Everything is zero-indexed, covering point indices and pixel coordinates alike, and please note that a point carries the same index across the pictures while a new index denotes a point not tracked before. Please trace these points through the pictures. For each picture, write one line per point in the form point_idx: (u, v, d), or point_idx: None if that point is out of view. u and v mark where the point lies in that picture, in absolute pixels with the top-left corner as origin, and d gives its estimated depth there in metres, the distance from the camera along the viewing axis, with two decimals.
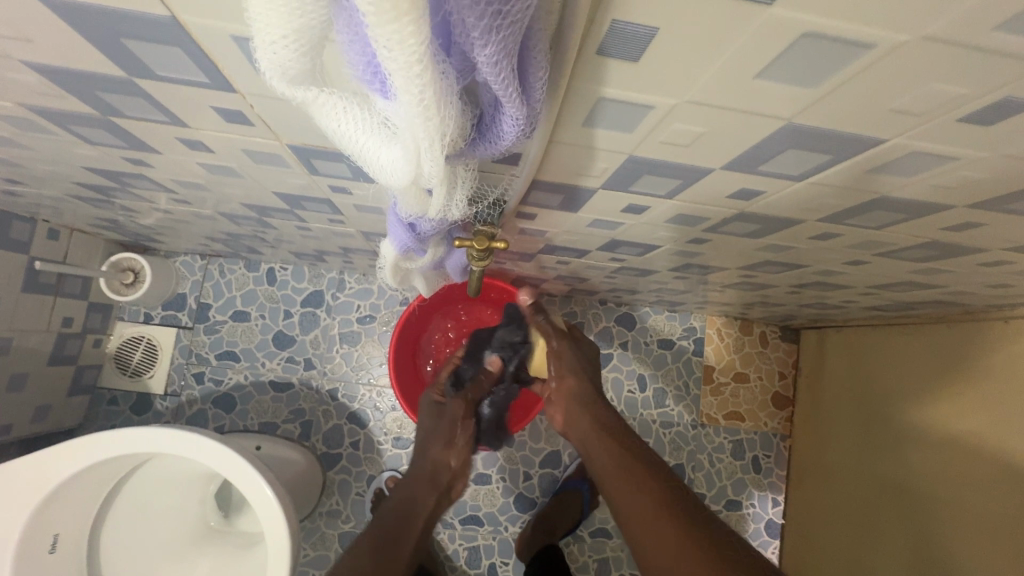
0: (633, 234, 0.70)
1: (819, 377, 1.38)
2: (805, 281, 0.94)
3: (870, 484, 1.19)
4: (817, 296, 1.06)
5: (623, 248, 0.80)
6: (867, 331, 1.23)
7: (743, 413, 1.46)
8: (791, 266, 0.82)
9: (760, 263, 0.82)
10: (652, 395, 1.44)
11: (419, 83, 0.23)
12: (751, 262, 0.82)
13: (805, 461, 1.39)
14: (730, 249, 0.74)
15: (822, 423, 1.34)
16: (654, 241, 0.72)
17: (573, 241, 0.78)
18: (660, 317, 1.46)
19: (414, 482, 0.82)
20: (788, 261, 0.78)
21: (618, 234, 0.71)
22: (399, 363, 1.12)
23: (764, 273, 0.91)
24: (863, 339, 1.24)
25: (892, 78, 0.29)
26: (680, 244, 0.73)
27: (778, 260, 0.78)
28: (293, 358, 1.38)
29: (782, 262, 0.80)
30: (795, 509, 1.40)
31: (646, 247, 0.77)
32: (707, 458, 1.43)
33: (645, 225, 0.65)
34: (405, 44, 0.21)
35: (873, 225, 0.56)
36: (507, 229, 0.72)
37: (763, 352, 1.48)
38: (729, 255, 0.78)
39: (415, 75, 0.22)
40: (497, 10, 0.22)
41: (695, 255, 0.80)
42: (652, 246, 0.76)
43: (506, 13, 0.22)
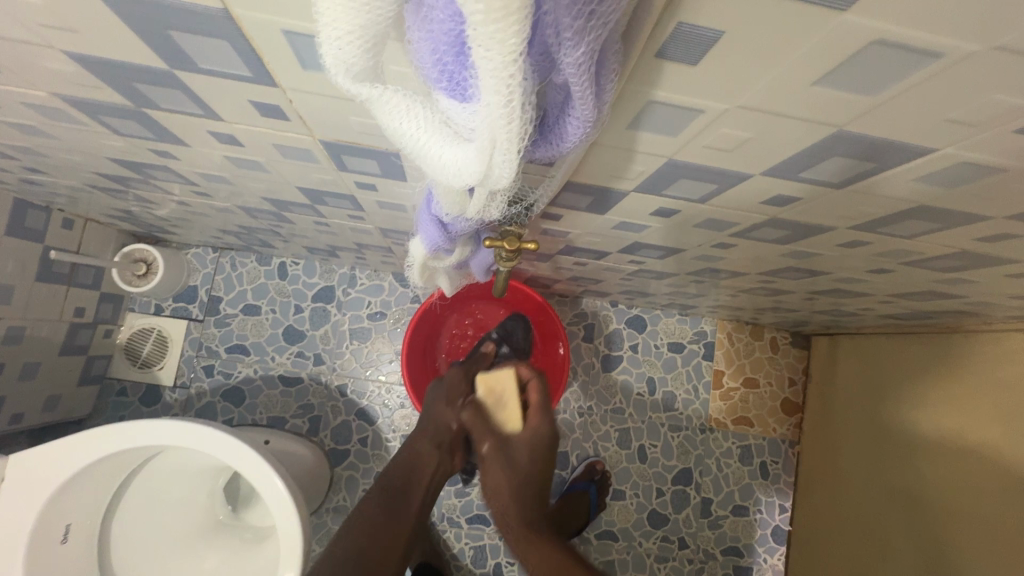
0: (657, 238, 0.70)
1: (830, 385, 1.37)
2: (822, 289, 0.93)
3: (878, 491, 1.18)
4: (832, 303, 1.06)
5: (645, 252, 0.79)
6: (881, 340, 1.23)
7: (751, 418, 1.45)
8: (812, 274, 0.82)
9: (783, 270, 0.82)
10: (661, 398, 1.44)
11: (506, 84, 0.22)
12: (772, 269, 0.82)
13: (812, 467, 1.38)
14: (752, 256, 0.74)
15: (831, 431, 1.34)
16: (678, 245, 0.72)
17: (594, 243, 0.78)
18: (671, 320, 1.46)
19: (415, 437, 0.87)
20: (811, 269, 0.78)
21: (642, 238, 0.71)
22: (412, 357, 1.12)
23: (783, 279, 0.91)
24: (873, 347, 1.24)
25: (954, 87, 0.29)
26: (704, 249, 0.73)
27: (801, 267, 0.78)
28: (303, 353, 1.38)
29: (804, 270, 0.79)
30: (802, 516, 1.39)
31: (668, 251, 0.77)
32: (715, 463, 1.43)
33: (670, 230, 0.65)
34: (501, 45, 0.20)
35: (904, 234, 0.55)
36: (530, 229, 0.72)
37: (773, 358, 1.48)
38: (751, 262, 0.78)
39: (504, 75, 0.22)
40: (590, 11, 0.21)
41: (717, 260, 0.79)
42: (677, 249, 0.75)
43: (598, 14, 0.21)
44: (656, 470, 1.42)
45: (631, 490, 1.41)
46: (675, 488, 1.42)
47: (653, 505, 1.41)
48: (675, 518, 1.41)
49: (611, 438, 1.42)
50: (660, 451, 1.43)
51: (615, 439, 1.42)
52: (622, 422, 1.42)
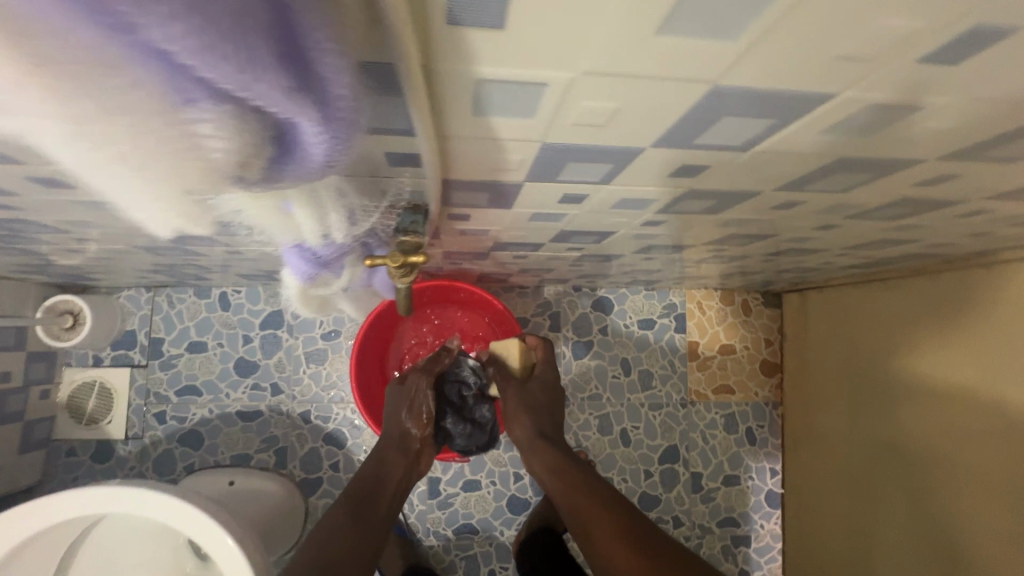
0: (582, 225, 0.64)
1: (805, 342, 1.33)
2: (777, 250, 0.88)
3: (862, 445, 1.16)
4: (792, 261, 1.01)
5: (578, 238, 0.73)
6: (850, 291, 1.18)
7: (732, 385, 1.41)
8: (759, 237, 0.76)
9: (729, 237, 0.76)
10: (638, 378, 1.39)
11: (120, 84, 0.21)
12: (717, 237, 0.76)
13: (797, 427, 1.35)
14: (690, 229, 0.68)
15: (810, 389, 1.31)
16: (606, 228, 0.66)
17: (521, 236, 0.72)
18: (638, 297, 1.40)
19: None
20: (757, 233, 0.72)
21: (566, 226, 0.65)
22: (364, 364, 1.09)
23: (735, 245, 0.85)
24: (844, 298, 1.20)
25: (827, 17, 0.23)
26: (636, 228, 0.67)
27: (745, 233, 0.72)
28: (259, 384, 1.31)
29: (750, 234, 0.73)
30: (792, 477, 1.36)
31: (601, 234, 0.70)
32: (700, 436, 1.39)
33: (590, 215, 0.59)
34: (70, 46, 0.19)
35: (837, 188, 0.50)
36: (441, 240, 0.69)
37: (747, 321, 1.43)
38: (691, 234, 0.72)
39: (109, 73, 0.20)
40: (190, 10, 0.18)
41: (657, 237, 0.73)
42: (608, 232, 0.69)
43: (206, 15, 0.19)
44: (641, 452, 1.38)
45: (618, 475, 1.37)
46: (663, 468, 1.38)
47: (643, 488, 1.37)
48: (666, 498, 1.37)
49: (591, 426, 1.37)
50: (643, 432, 1.38)
51: (596, 426, 1.37)
52: (600, 408, 1.38)
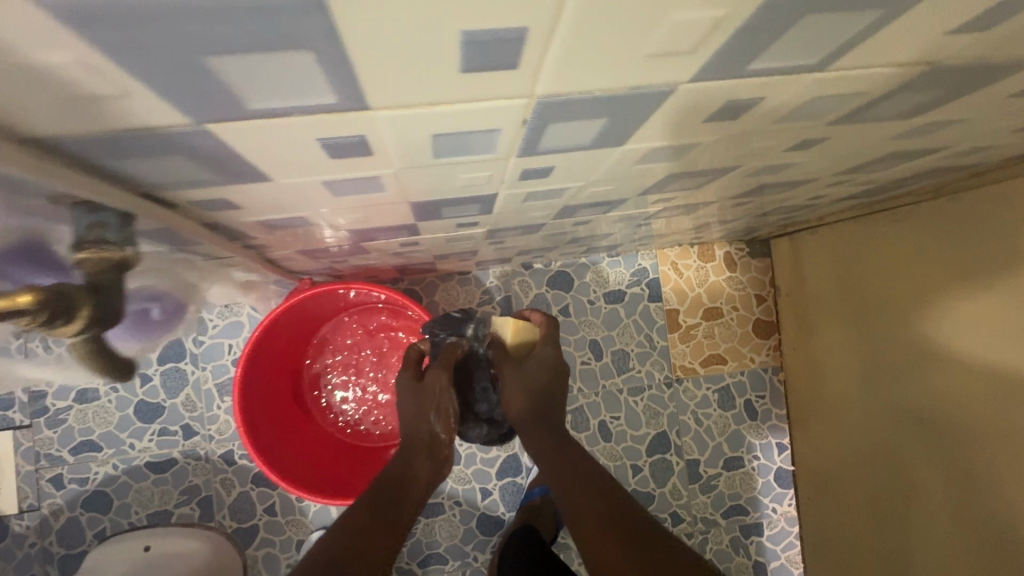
0: (428, 193, 0.42)
1: (805, 294, 1.11)
2: (747, 192, 0.66)
3: (884, 413, 0.95)
4: (773, 200, 0.79)
5: (453, 212, 0.51)
6: (855, 227, 0.95)
7: (723, 354, 1.20)
8: (714, 178, 0.54)
9: (671, 185, 0.54)
10: (612, 360, 1.18)
11: None
12: (655, 187, 0.54)
13: (803, 396, 1.15)
14: (603, 179, 0.46)
15: (817, 350, 1.09)
16: (473, 192, 0.44)
17: (367, 220, 0.50)
18: (601, 266, 1.19)
19: None
20: (704, 172, 0.50)
21: (409, 197, 0.43)
22: (277, 425, 0.90)
23: (688, 193, 0.63)
24: (844, 237, 0.98)
25: None
26: (521, 188, 0.45)
27: (690, 175, 0.50)
28: (168, 429, 1.12)
29: (698, 176, 0.51)
30: (804, 452, 1.16)
31: (477, 201, 0.48)
32: (693, 418, 1.19)
33: (418, 176, 0.36)
34: None
35: (808, 67, 0.28)
36: (126, 274, 0.45)
37: (732, 277, 1.21)
38: (614, 187, 0.50)
39: None
40: None
41: (565, 198, 0.51)
42: (486, 198, 0.47)
43: None
44: (626, 445, 1.18)
45: None
46: (653, 459, 1.18)
47: (633, 486, 1.18)
48: (661, 494, 1.18)
49: None
50: (626, 422, 1.18)
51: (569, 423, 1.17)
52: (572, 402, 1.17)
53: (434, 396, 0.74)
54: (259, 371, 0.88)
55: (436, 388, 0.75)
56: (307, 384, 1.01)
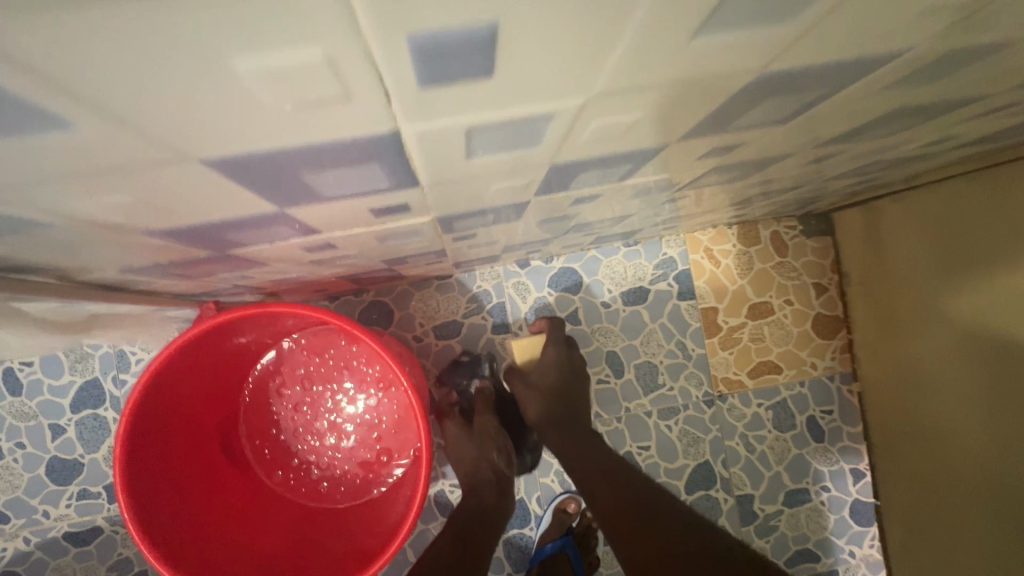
0: (188, 123, 0.17)
1: (892, 279, 0.84)
2: (848, 138, 0.42)
3: (1007, 448, 0.68)
4: (865, 154, 0.54)
5: (338, 188, 0.27)
6: (956, 185, 0.69)
7: (777, 361, 0.95)
8: (823, 103, 0.30)
9: (746, 118, 0.30)
10: (636, 376, 0.94)
11: None
12: (715, 125, 0.30)
13: (892, 411, 0.88)
14: (624, 93, 0.21)
15: (909, 351, 0.83)
16: (321, 126, 0.19)
17: (170, 212, 0.26)
18: (615, 259, 0.94)
19: None
20: (820, 81, 0.25)
21: (168, 141, 0.18)
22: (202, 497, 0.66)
23: (754, 145, 0.39)
24: (954, 201, 0.70)
25: None
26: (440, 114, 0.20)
27: (793, 88, 0.26)
28: (89, 491, 0.90)
29: (804, 92, 0.27)
30: (895, 483, 0.90)
31: (370, 162, 0.24)
32: (742, 443, 0.95)
33: (49, 37, 0.12)
34: None
35: None
36: None
37: (783, 263, 0.95)
38: (641, 124, 0.26)
39: None
40: None
41: (549, 150, 0.27)
42: (384, 151, 0.23)
43: None
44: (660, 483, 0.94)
45: None
46: (695, 498, 0.94)
47: None
48: None
49: None
50: (658, 453, 0.94)
51: None
52: None
53: (488, 438, 0.77)
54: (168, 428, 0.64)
55: (487, 433, 0.78)
56: (244, 432, 0.78)
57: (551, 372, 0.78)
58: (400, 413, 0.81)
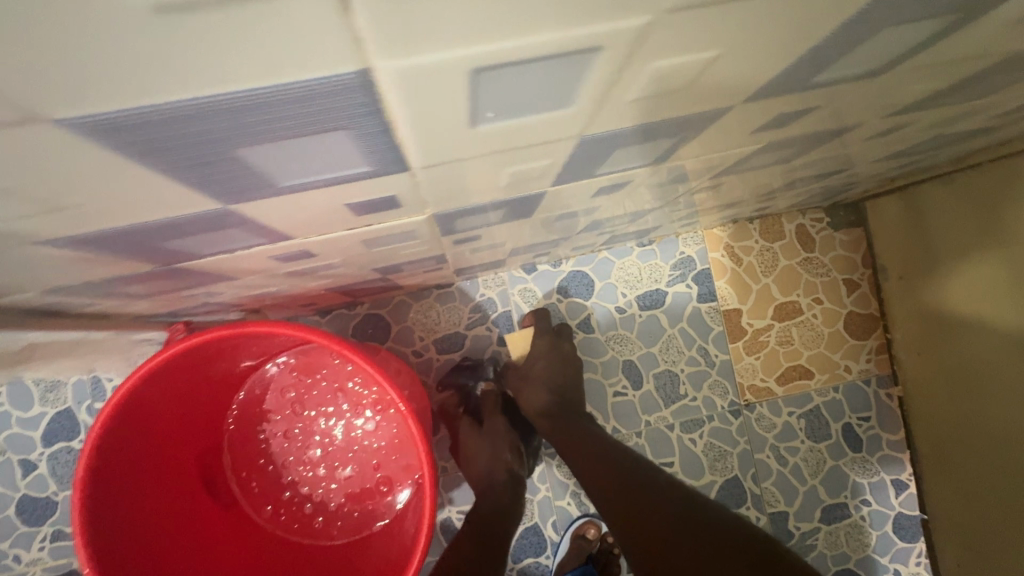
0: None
1: (944, 270, 0.76)
2: (924, 104, 0.35)
3: None
4: (923, 131, 0.47)
5: (296, 172, 0.20)
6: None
7: (807, 365, 0.88)
8: (934, 44, 0.23)
9: (834, 67, 0.23)
10: (655, 387, 0.87)
11: None
12: (794, 79, 0.23)
13: (942, 417, 0.81)
14: (708, 9, 0.14)
15: (965, 350, 0.75)
16: (231, 52, 0.12)
17: (57, 211, 0.19)
18: (628, 260, 0.87)
19: None
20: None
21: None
22: (186, 541, 0.60)
23: (819, 116, 0.32)
24: (1017, 186, 0.63)
25: None
26: (428, 42, 0.13)
27: (918, 14, 0.19)
28: (64, 532, 0.83)
29: (927, 21, 0.20)
30: (945, 497, 0.82)
31: (334, 128, 0.17)
32: (773, 456, 0.87)
33: None
34: None
35: None
36: None
37: (810, 260, 0.88)
38: (709, 70, 0.19)
39: None
40: None
41: (581, 115, 0.20)
42: (348, 109, 0.16)
43: None
44: None
45: None
46: None
47: None
48: None
49: None
50: (683, 469, 0.86)
51: None
52: None
53: (500, 438, 0.72)
54: (142, 468, 0.57)
55: (499, 431, 0.72)
56: (229, 463, 0.71)
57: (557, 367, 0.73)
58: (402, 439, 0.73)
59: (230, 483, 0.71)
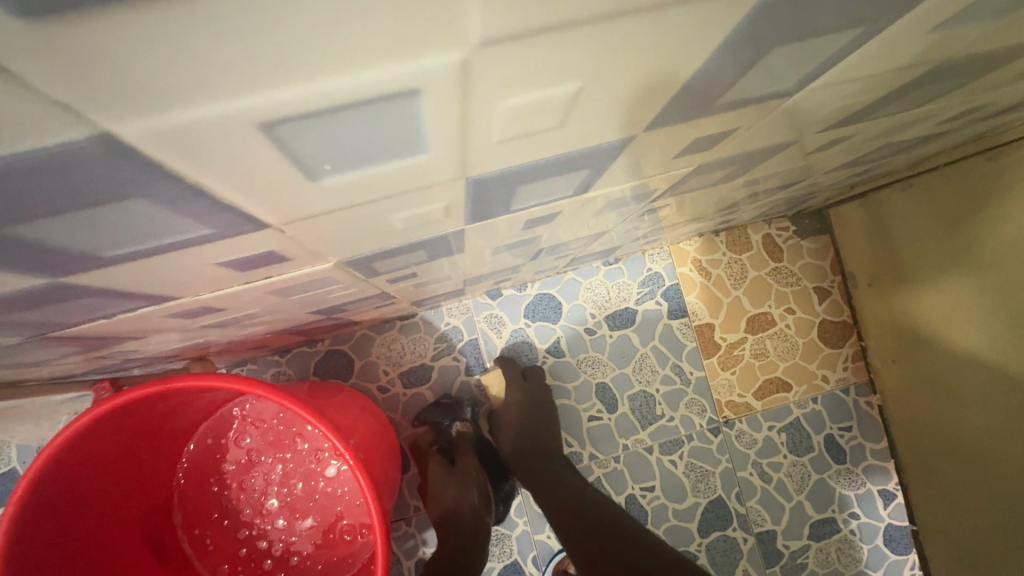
0: None
1: (918, 272, 0.74)
2: (860, 115, 0.33)
3: None
4: (871, 140, 0.46)
5: (116, 240, 0.17)
6: (1004, 161, 0.59)
7: (784, 378, 0.86)
8: (844, 60, 0.21)
9: (741, 86, 0.21)
10: (630, 409, 0.84)
11: None
12: (696, 101, 0.21)
13: (919, 424, 0.79)
14: (541, 40, 0.12)
15: (942, 355, 0.73)
16: None
17: None
18: (595, 280, 0.85)
19: None
20: (858, 9, 0.16)
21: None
22: None
23: (751, 135, 0.30)
24: (973, 188, 0.63)
25: None
26: (166, 96, 0.10)
27: (816, 26, 0.17)
28: None
29: (829, 35, 0.18)
30: (930, 507, 0.80)
31: (121, 196, 0.14)
32: (756, 474, 0.84)
33: None
34: None
35: None
36: None
37: (780, 269, 0.87)
38: (585, 100, 0.17)
39: None
40: None
41: (446, 160, 0.18)
42: (119, 173, 0.13)
43: None
44: (669, 527, 0.83)
45: None
46: (710, 541, 0.83)
47: None
48: None
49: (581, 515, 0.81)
50: (664, 494, 0.83)
51: None
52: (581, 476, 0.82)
53: (470, 480, 0.70)
54: (83, 545, 0.53)
55: (470, 473, 0.71)
56: (180, 521, 0.67)
57: (529, 411, 0.73)
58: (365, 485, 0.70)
59: (182, 539, 0.67)
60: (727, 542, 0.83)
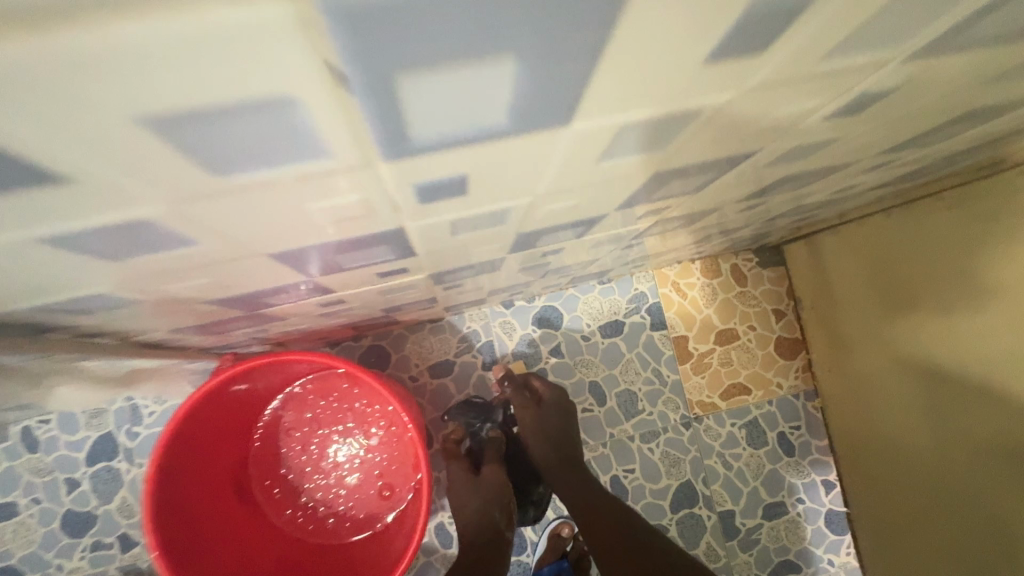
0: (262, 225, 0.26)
1: (844, 298, 0.93)
2: (759, 193, 0.52)
3: (946, 443, 0.77)
4: (788, 202, 0.65)
5: (354, 260, 0.36)
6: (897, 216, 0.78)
7: (745, 383, 1.03)
8: (715, 181, 0.40)
9: (664, 190, 0.39)
10: (618, 404, 1.02)
11: None
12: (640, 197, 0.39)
13: (846, 422, 0.98)
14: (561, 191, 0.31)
15: (864, 364, 0.92)
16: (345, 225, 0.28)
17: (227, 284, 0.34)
18: (592, 296, 1.03)
19: None
20: (706, 170, 0.35)
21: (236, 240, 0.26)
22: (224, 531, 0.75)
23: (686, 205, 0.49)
24: (879, 235, 0.82)
25: None
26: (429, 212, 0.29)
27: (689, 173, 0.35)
28: (102, 542, 0.94)
29: (699, 175, 0.37)
30: (858, 490, 0.98)
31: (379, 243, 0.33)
32: (720, 463, 1.02)
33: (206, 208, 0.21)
34: None
35: None
36: None
37: (744, 293, 1.05)
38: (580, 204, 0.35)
39: None
40: None
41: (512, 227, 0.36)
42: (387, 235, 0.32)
43: None
44: (646, 503, 1.00)
45: None
46: (680, 517, 1.00)
47: None
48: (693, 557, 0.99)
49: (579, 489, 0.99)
50: (643, 475, 1.00)
51: None
52: None
53: (491, 492, 0.79)
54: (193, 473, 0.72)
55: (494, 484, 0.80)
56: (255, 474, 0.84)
57: (551, 434, 0.82)
58: (401, 451, 0.87)
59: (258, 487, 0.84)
60: (693, 519, 1.00)
